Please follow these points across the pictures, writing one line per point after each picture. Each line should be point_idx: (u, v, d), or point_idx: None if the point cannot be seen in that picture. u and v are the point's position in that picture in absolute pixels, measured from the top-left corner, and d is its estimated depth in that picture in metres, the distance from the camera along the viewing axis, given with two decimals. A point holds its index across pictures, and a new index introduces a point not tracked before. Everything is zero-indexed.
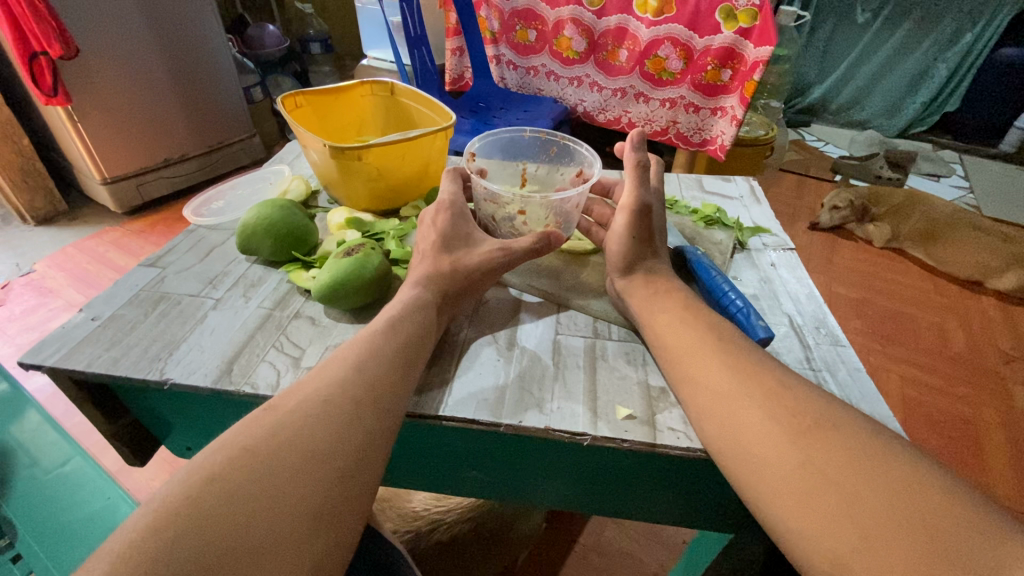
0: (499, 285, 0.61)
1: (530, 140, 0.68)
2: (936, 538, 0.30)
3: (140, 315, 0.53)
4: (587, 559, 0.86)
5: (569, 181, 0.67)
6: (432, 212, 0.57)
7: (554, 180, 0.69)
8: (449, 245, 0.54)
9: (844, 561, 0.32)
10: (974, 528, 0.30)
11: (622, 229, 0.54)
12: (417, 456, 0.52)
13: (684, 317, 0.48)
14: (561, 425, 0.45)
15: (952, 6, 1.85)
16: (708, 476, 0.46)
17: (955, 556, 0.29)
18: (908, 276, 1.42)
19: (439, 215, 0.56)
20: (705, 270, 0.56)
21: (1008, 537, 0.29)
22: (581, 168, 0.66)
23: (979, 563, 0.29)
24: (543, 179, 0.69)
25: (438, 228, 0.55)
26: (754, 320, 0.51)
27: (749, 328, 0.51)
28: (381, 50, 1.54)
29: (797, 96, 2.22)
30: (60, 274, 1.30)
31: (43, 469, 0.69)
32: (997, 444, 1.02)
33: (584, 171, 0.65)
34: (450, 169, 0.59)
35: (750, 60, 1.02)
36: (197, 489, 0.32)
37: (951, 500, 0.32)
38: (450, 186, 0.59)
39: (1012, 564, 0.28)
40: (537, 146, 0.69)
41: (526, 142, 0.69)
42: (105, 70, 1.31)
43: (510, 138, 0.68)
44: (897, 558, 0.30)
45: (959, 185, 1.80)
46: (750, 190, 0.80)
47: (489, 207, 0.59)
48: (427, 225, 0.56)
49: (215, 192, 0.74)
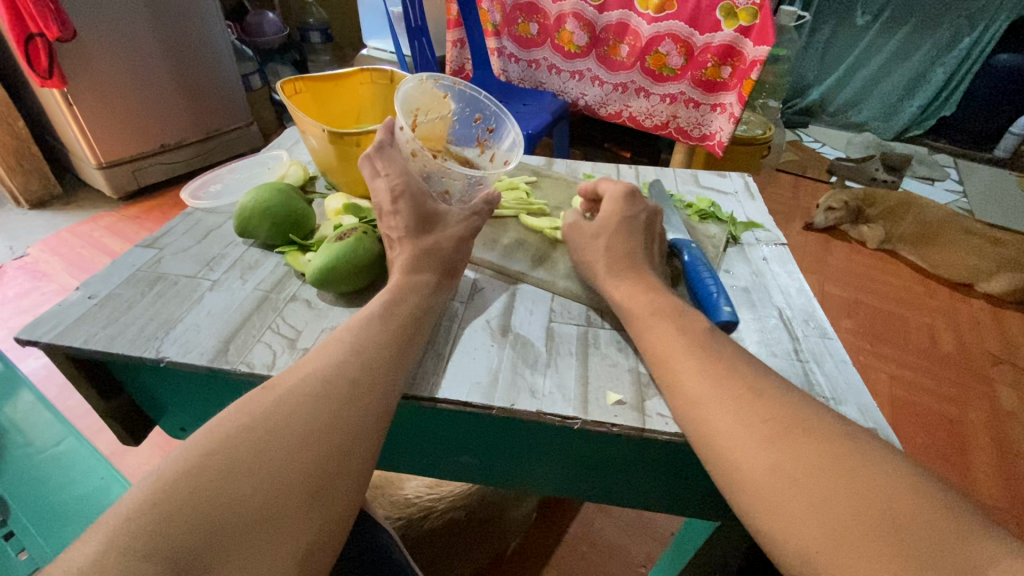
0: (470, 266, 0.62)
1: (428, 90, 0.68)
2: (909, 536, 0.30)
3: (137, 294, 0.53)
4: (576, 549, 0.88)
5: (476, 142, 0.74)
6: (382, 185, 0.56)
7: (454, 136, 0.73)
8: (438, 230, 0.55)
9: (817, 560, 0.32)
10: (956, 530, 0.30)
11: (606, 216, 0.58)
12: (412, 440, 0.53)
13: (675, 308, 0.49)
14: (553, 409, 0.45)
15: (951, 10, 1.86)
16: (691, 462, 0.47)
17: (927, 553, 0.29)
18: (900, 278, 1.43)
19: (399, 202, 0.54)
20: (693, 264, 0.58)
21: (979, 535, 0.29)
22: (488, 125, 0.73)
23: (956, 565, 0.29)
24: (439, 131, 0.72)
25: (407, 217, 0.54)
26: (721, 305, 0.53)
27: (713, 312, 0.53)
28: (381, 40, 1.54)
29: (796, 96, 2.23)
30: (54, 258, 1.30)
31: (36, 449, 0.69)
32: (982, 443, 1.04)
33: (494, 129, 0.73)
34: (365, 152, 0.58)
35: (749, 58, 1.03)
36: (195, 463, 0.33)
37: (927, 499, 0.32)
38: (388, 156, 0.58)
39: (992, 564, 0.28)
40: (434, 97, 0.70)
41: (426, 93, 0.68)
42: (103, 54, 1.30)
43: (416, 93, 0.66)
44: (867, 554, 0.30)
45: (954, 189, 1.82)
46: (744, 186, 0.81)
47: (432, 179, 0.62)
48: (388, 212, 0.55)
49: (213, 175, 0.74)
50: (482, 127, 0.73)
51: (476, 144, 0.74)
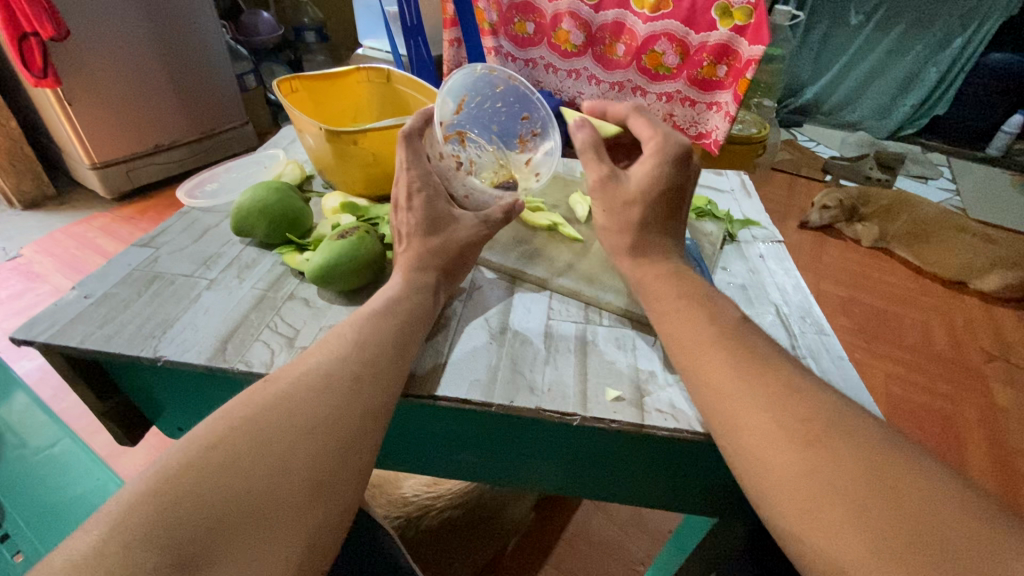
0: (476, 266, 0.62)
1: (479, 78, 0.65)
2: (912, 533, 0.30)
3: (133, 293, 0.53)
4: (573, 547, 0.88)
5: (518, 139, 0.71)
6: (404, 178, 0.54)
7: (496, 126, 0.70)
8: (445, 231, 0.55)
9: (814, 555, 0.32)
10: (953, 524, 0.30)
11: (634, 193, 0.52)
12: (411, 438, 0.52)
13: (688, 297, 0.48)
14: (552, 406, 0.45)
15: (944, 9, 1.86)
16: (691, 458, 0.47)
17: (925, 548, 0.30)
18: (894, 276, 1.44)
19: (412, 198, 0.54)
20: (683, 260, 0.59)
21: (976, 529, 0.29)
22: (534, 126, 0.69)
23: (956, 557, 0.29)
24: (481, 118, 0.69)
25: (415, 215, 0.54)
26: None
27: None
28: (377, 40, 1.53)
29: (790, 96, 2.24)
30: (48, 259, 1.29)
31: (31, 450, 0.69)
32: (976, 439, 1.05)
33: (538, 133, 0.69)
34: (405, 132, 0.54)
35: (744, 57, 1.03)
36: (198, 455, 0.33)
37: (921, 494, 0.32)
38: (416, 147, 0.55)
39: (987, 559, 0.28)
40: (484, 86, 0.67)
41: (475, 82, 0.65)
42: (95, 53, 1.29)
43: (462, 81, 0.63)
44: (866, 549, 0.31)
45: (947, 187, 1.83)
46: (740, 184, 0.82)
47: (452, 182, 0.59)
48: (402, 208, 0.55)
49: (210, 174, 0.74)
50: (528, 127, 0.70)
51: (517, 141, 0.70)
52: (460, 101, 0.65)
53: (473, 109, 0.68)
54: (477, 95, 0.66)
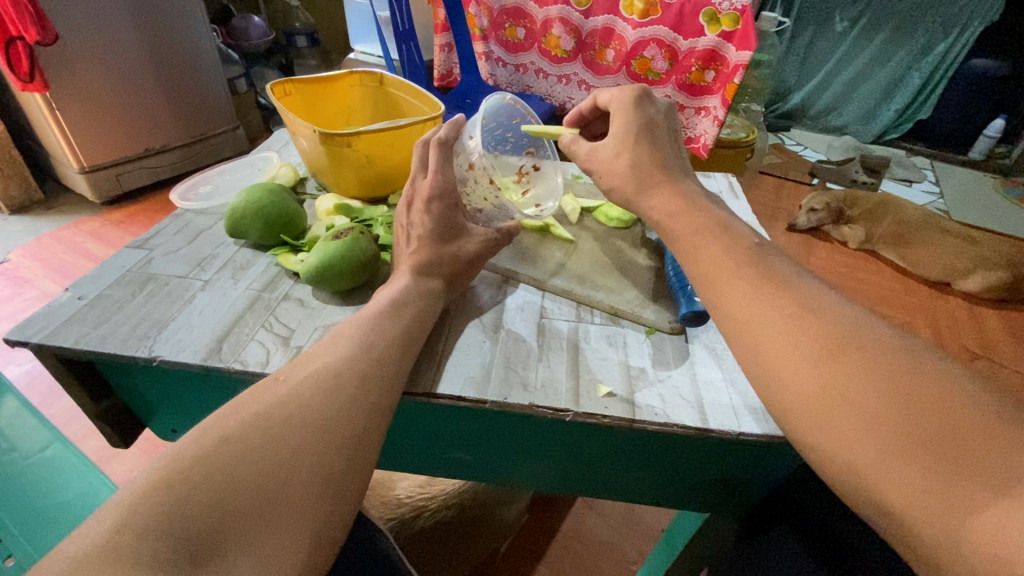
0: (486, 270, 0.62)
1: (504, 107, 0.65)
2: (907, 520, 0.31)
3: (128, 295, 0.53)
4: (568, 548, 0.88)
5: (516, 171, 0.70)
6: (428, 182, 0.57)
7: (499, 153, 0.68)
8: (459, 240, 0.56)
9: None
10: None
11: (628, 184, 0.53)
12: (408, 437, 0.53)
13: None
14: (545, 402, 0.46)
15: (926, 17, 1.85)
16: (682, 453, 0.48)
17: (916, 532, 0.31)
18: (880, 278, 1.47)
19: (433, 202, 0.56)
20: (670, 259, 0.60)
21: None
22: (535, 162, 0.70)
23: None
24: (489, 141, 0.65)
25: (429, 220, 0.55)
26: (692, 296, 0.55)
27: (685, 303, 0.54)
28: (369, 44, 1.54)
29: (777, 101, 2.26)
30: (36, 265, 1.28)
31: (20, 454, 0.69)
32: None
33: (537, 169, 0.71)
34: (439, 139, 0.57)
35: (732, 62, 1.05)
36: (209, 450, 0.33)
37: None
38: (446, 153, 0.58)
39: None
40: (504, 115, 0.66)
41: (500, 109, 0.65)
42: (84, 57, 1.28)
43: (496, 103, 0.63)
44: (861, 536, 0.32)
45: (931, 190, 1.86)
46: (728, 186, 0.83)
47: (469, 189, 0.62)
48: (417, 210, 0.56)
49: (202, 177, 0.74)
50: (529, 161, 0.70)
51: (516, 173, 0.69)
52: (482, 115, 0.61)
53: (486, 129, 0.64)
54: (495, 118, 0.65)
